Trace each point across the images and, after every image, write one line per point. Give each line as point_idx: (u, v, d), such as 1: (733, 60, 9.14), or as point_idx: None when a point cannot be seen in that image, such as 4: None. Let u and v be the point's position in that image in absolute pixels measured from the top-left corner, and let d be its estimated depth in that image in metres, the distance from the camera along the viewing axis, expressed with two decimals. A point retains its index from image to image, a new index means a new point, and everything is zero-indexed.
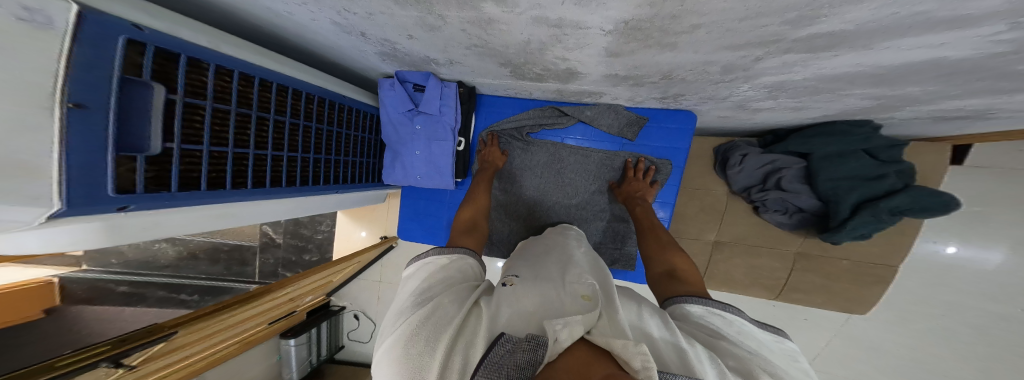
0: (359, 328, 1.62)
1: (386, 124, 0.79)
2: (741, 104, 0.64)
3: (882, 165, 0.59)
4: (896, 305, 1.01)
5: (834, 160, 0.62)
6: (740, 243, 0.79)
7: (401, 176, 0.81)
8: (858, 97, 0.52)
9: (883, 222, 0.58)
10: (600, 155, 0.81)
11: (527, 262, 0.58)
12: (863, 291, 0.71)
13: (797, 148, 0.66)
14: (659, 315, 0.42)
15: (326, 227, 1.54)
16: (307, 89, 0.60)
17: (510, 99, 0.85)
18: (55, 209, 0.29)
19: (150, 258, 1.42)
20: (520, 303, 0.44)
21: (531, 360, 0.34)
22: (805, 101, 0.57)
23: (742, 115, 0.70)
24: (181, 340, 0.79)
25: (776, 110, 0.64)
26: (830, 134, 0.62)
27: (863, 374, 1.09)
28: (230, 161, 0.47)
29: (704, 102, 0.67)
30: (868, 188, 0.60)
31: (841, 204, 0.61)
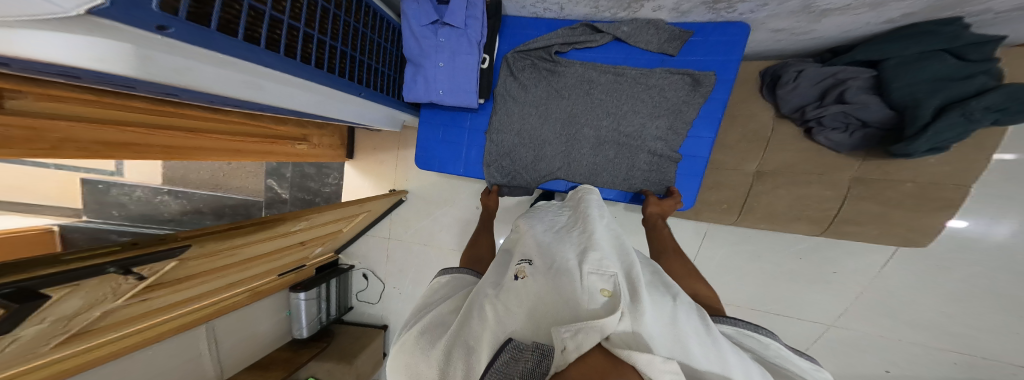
0: (368, 288, 1.57)
1: (406, 37, 0.71)
2: (808, 4, 0.54)
3: (971, 64, 0.51)
4: (940, 258, 0.93)
5: (912, 65, 0.55)
6: (785, 172, 0.75)
7: (423, 92, 0.75)
8: None
9: (974, 123, 0.50)
10: (635, 74, 0.72)
11: (545, 245, 0.51)
12: (925, 216, 0.66)
13: (868, 56, 0.62)
14: (698, 324, 0.36)
15: (334, 180, 1.48)
16: None
17: (538, 19, 0.77)
18: (98, 4, 0.22)
19: (154, 212, 1.37)
20: (530, 307, 0.40)
21: (539, 370, 0.31)
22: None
23: (802, 24, 0.62)
24: (194, 267, 0.73)
25: (850, 11, 0.55)
26: (910, 37, 0.57)
27: (893, 330, 1.05)
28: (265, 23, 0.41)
29: (763, 5, 0.57)
30: (953, 88, 0.51)
31: (921, 109, 0.53)
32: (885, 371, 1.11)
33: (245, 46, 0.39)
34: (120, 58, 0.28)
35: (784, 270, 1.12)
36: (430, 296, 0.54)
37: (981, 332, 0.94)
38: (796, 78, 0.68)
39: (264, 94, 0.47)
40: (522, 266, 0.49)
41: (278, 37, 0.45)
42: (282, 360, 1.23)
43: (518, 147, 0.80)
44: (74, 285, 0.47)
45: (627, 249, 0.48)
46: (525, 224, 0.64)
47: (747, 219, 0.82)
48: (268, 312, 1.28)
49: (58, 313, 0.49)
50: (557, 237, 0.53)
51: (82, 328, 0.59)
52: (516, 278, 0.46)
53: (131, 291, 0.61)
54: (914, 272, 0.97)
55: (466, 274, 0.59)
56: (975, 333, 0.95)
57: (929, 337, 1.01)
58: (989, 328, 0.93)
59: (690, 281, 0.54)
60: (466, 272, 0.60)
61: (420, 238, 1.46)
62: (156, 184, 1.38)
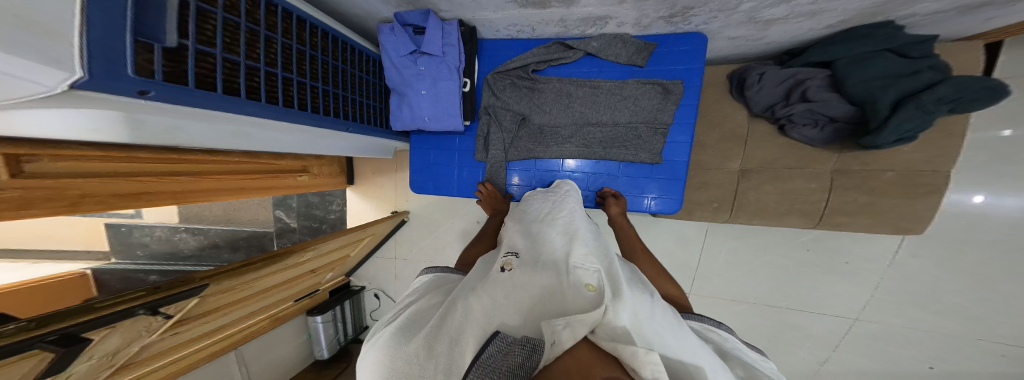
0: (381, 308, 1.59)
1: (388, 69, 0.75)
2: (753, 15, 0.58)
3: (912, 62, 0.55)
4: (958, 241, 0.88)
5: (859, 64, 0.59)
6: (768, 168, 0.76)
7: (409, 119, 0.79)
8: None
9: (932, 114, 0.52)
10: (610, 85, 0.74)
11: (532, 240, 0.52)
12: (914, 203, 0.66)
13: (818, 58, 0.65)
14: (670, 316, 0.36)
15: (337, 207, 1.54)
16: (312, 20, 0.57)
17: (512, 40, 0.80)
18: (78, 78, 0.25)
19: (174, 249, 1.44)
20: (519, 298, 0.40)
21: (527, 364, 0.30)
22: (817, 2, 0.51)
23: (755, 32, 0.65)
24: (215, 301, 0.77)
25: (790, 20, 0.59)
26: (849, 40, 0.61)
27: (921, 321, 1.00)
28: (242, 72, 0.43)
29: (715, 17, 0.60)
30: (904, 83, 0.54)
31: (879, 103, 0.56)
32: (931, 368, 1.03)
33: (226, 98, 0.41)
34: (111, 127, 0.34)
35: (795, 264, 1.09)
36: (409, 296, 0.53)
37: (1010, 317, 0.90)
38: (760, 80, 0.70)
39: (251, 141, 0.53)
40: (508, 258, 0.49)
41: (258, 83, 0.47)
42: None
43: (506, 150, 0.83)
44: (110, 327, 0.50)
45: (609, 248, 0.50)
46: (514, 220, 0.65)
47: (741, 213, 0.81)
48: (291, 335, 1.32)
49: (102, 351, 0.54)
50: (541, 229, 0.55)
51: (126, 360, 0.64)
52: (502, 270, 0.46)
53: (163, 327, 0.65)
54: (927, 258, 0.93)
55: (445, 273, 0.59)
56: (1008, 319, 0.90)
57: (957, 325, 0.96)
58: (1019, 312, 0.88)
59: (663, 284, 0.56)
60: (444, 271, 0.60)
61: (423, 257, 1.49)
62: (173, 223, 1.44)
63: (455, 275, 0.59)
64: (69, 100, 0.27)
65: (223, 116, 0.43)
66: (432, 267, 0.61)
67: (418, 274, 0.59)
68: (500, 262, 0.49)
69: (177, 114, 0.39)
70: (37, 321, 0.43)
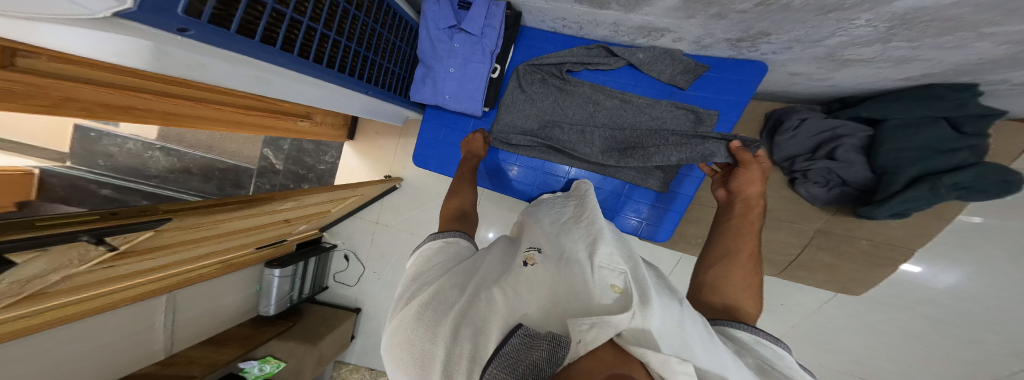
0: (348, 270, 1.60)
1: (422, 38, 0.71)
2: (833, 52, 0.52)
3: (957, 139, 0.55)
4: (892, 306, 0.99)
5: (908, 130, 0.58)
6: (761, 216, 0.83)
7: (429, 95, 0.76)
8: (993, 43, 0.39)
9: (939, 198, 0.56)
10: (642, 102, 0.74)
11: (553, 237, 0.55)
12: (873, 269, 0.79)
13: (872, 113, 0.62)
14: (701, 324, 0.38)
15: (330, 159, 1.48)
16: None
17: (555, 34, 0.78)
18: (126, 9, 0.21)
19: (141, 166, 1.32)
20: (542, 292, 0.42)
21: (550, 358, 0.30)
22: (920, 47, 0.44)
23: (822, 72, 0.61)
24: (169, 238, 0.73)
25: (874, 63, 0.53)
26: (916, 98, 0.56)
27: (815, 362, 1.14)
28: (287, 22, 0.40)
29: (788, 48, 0.56)
30: (936, 161, 0.56)
31: (898, 176, 0.59)
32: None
33: (262, 47, 0.37)
34: (134, 54, 0.31)
35: None
36: (423, 267, 0.53)
37: (893, 373, 1.07)
38: (797, 126, 0.71)
39: (270, 89, 0.51)
40: (531, 253, 0.51)
41: (295, 36, 0.45)
42: (242, 336, 1.23)
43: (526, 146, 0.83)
44: (41, 250, 0.45)
45: (632, 248, 0.53)
46: (532, 216, 0.68)
47: None
48: (238, 285, 1.28)
49: (19, 275, 0.47)
50: (565, 228, 0.58)
51: (40, 290, 0.55)
52: (525, 265, 0.49)
53: (100, 258, 0.59)
54: (850, 314, 1.04)
55: (458, 238, 0.60)
56: (891, 375, 1.07)
57: (849, 371, 1.11)
58: (909, 372, 1.04)
59: (739, 295, 0.51)
60: (456, 236, 0.60)
61: (408, 226, 1.49)
62: (149, 138, 1.33)
63: (465, 243, 0.60)
64: (104, 24, 0.24)
65: (248, 61, 0.40)
66: (439, 233, 0.61)
67: (414, 249, 0.58)
68: (523, 256, 0.51)
69: (204, 50, 0.35)
70: None
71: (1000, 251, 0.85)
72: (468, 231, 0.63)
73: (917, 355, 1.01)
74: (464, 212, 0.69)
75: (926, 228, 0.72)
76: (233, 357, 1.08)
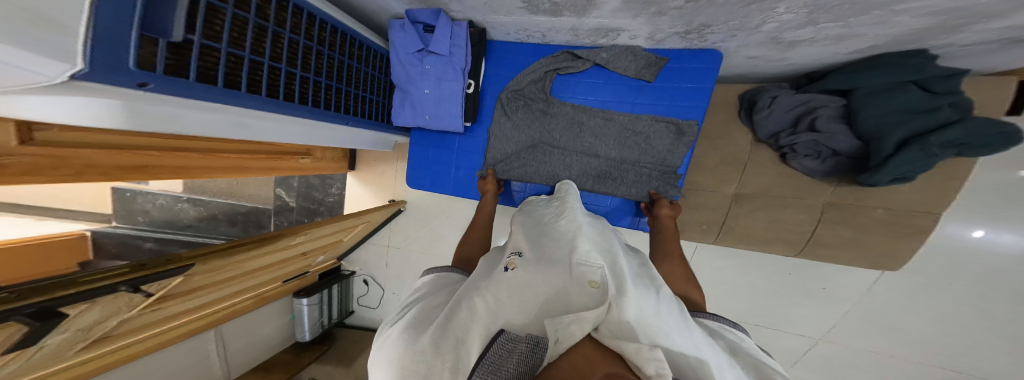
0: (369, 293, 1.63)
1: (394, 64, 0.76)
2: (775, 36, 0.54)
3: (935, 97, 0.51)
4: (951, 279, 0.87)
5: (880, 95, 0.56)
6: (763, 195, 0.78)
7: (409, 117, 0.81)
8: (913, 15, 0.42)
9: (936, 157, 0.52)
10: (614, 99, 0.76)
11: (535, 239, 0.54)
12: (900, 242, 0.71)
13: (838, 85, 0.62)
14: (679, 312, 0.37)
15: (337, 191, 1.54)
16: (324, 16, 0.58)
17: (522, 44, 0.81)
18: (79, 70, 0.26)
19: (174, 217, 1.44)
20: (523, 296, 0.41)
21: (530, 363, 0.30)
22: (849, 25, 0.47)
23: (775, 53, 0.62)
24: (200, 281, 0.77)
25: (818, 42, 0.54)
26: (874, 68, 0.57)
27: (881, 347, 1.01)
28: (246, 67, 0.46)
29: (733, 36, 0.58)
30: (916, 122, 0.52)
31: (886, 141, 0.55)
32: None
33: (226, 92, 0.43)
34: (109, 115, 0.36)
35: (775, 285, 1.07)
36: (416, 296, 0.53)
37: (984, 359, 0.91)
38: (771, 104, 0.69)
39: (252, 131, 0.55)
40: (512, 258, 0.50)
41: (260, 77, 0.49)
42: (284, 363, 1.28)
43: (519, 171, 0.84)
44: (91, 301, 0.49)
45: (613, 245, 0.52)
46: (518, 220, 0.68)
47: (726, 238, 0.86)
48: (276, 314, 1.33)
49: (79, 324, 0.52)
50: (550, 227, 0.58)
51: (103, 334, 0.62)
52: (507, 270, 0.47)
53: (145, 303, 0.64)
54: (902, 290, 0.93)
55: (451, 273, 0.58)
56: (980, 360, 0.92)
57: (921, 352, 0.98)
58: (1003, 355, 0.89)
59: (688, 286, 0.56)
60: (451, 270, 0.59)
61: (419, 246, 1.51)
62: (177, 191, 1.45)
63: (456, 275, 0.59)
64: (67, 88, 0.29)
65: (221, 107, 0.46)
66: (435, 267, 0.60)
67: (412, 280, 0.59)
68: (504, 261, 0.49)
69: (179, 103, 0.41)
70: (20, 293, 0.38)
71: None
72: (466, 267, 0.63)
73: (1010, 334, 0.86)
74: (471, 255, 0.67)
75: (941, 190, 0.65)
76: None
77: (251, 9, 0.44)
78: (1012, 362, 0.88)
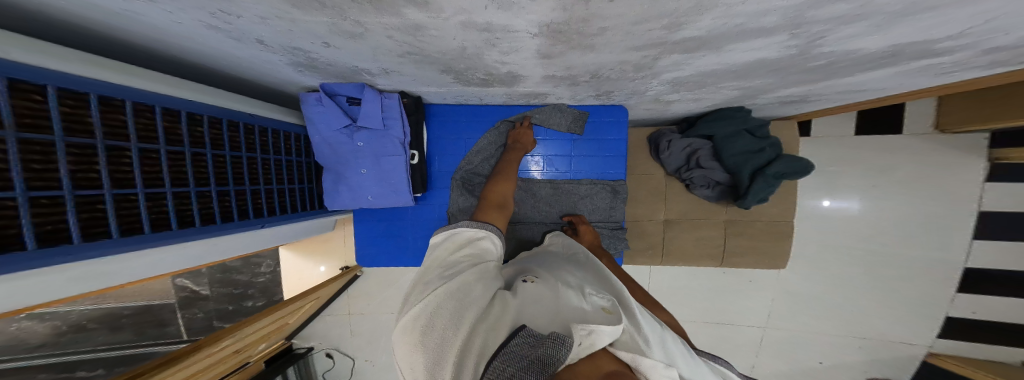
0: (336, 368, 1.41)
1: (318, 144, 0.71)
2: (658, 98, 0.68)
3: (759, 140, 0.74)
4: (823, 254, 1.14)
5: (729, 140, 0.74)
6: (684, 219, 0.90)
7: (348, 199, 0.76)
8: (731, 89, 0.61)
9: (772, 185, 0.71)
10: (552, 153, 0.82)
11: (547, 265, 0.52)
12: (779, 242, 0.87)
13: (703, 132, 0.78)
14: (682, 346, 0.39)
15: (267, 268, 1.33)
16: (208, 111, 0.51)
17: (462, 107, 0.83)
18: None
19: (14, 342, 1.01)
20: (545, 298, 0.38)
21: (555, 356, 0.27)
22: (696, 93, 0.64)
23: (661, 107, 0.75)
24: None
25: (683, 102, 0.70)
26: (719, 119, 0.76)
27: (808, 323, 1.18)
28: (111, 206, 0.38)
29: (630, 98, 0.70)
30: (755, 159, 0.73)
31: (741, 175, 0.74)
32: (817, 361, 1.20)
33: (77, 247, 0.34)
34: None
35: (718, 285, 1.20)
36: (445, 260, 0.45)
37: (878, 315, 1.13)
38: (669, 146, 0.81)
39: (127, 285, 0.41)
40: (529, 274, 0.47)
41: (139, 211, 0.42)
42: None
43: None
44: None
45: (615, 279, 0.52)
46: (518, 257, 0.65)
47: (669, 259, 0.94)
48: None
49: None
50: (555, 257, 0.57)
51: None
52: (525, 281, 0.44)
53: None
54: (801, 270, 1.16)
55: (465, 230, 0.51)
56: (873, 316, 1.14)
57: (834, 324, 1.17)
58: (882, 308, 1.12)
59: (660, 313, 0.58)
60: (490, 230, 0.52)
61: (384, 309, 1.40)
62: None
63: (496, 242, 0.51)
64: None
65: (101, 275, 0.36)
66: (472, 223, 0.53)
67: (443, 228, 0.51)
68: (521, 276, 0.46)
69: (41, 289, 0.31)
70: None
71: (857, 189, 1.08)
72: (500, 226, 0.57)
73: (874, 288, 1.12)
74: (503, 203, 0.64)
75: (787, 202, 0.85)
76: None
77: (101, 132, 0.37)
78: (877, 311, 1.13)
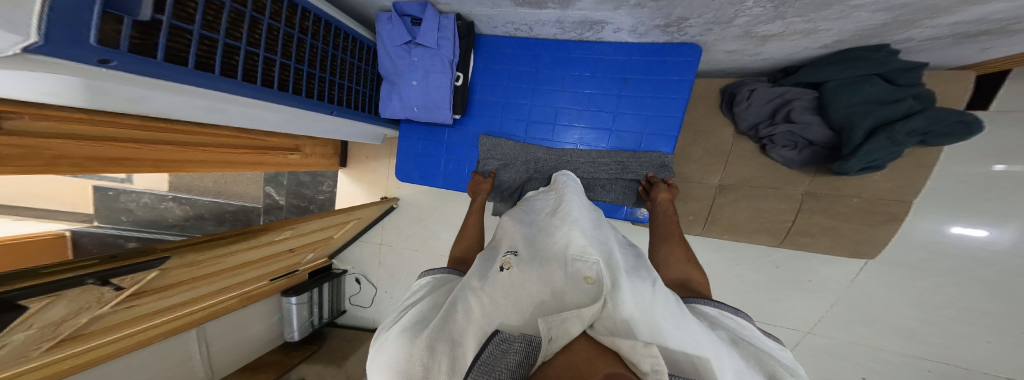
0: (361, 292, 1.60)
1: (382, 57, 0.77)
2: (748, 30, 0.57)
3: (898, 89, 0.57)
4: (933, 273, 0.89)
5: (847, 88, 0.60)
6: (745, 185, 0.81)
7: (398, 109, 0.81)
8: (869, 10, 0.45)
9: (900, 145, 0.56)
10: (601, 91, 0.77)
11: (532, 236, 0.47)
12: (875, 228, 0.74)
13: (809, 79, 0.67)
14: (677, 304, 0.33)
15: (328, 188, 1.53)
16: (305, 4, 0.58)
17: (512, 38, 0.81)
18: (34, 45, 0.24)
19: (158, 217, 1.40)
20: (518, 294, 0.35)
21: (524, 364, 0.26)
22: (813, 21, 0.50)
23: (750, 47, 0.65)
24: (179, 275, 0.74)
25: (787, 37, 0.58)
26: (842, 62, 0.61)
27: (865, 338, 1.04)
28: (219, 51, 0.44)
29: (709, 30, 0.61)
30: (883, 112, 0.56)
31: (854, 130, 0.59)
32: (862, 378, 1.08)
33: (199, 74, 0.42)
34: (69, 91, 0.36)
35: (764, 279, 1.09)
36: (412, 295, 0.46)
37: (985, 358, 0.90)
38: (749, 97, 0.73)
39: (228, 114, 0.56)
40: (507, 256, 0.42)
41: (236, 63, 0.48)
42: (272, 362, 1.26)
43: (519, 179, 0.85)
44: (54, 295, 0.46)
45: (610, 237, 0.46)
46: (511, 215, 0.59)
47: (712, 228, 0.88)
48: (262, 313, 1.30)
49: (44, 320, 0.49)
50: (546, 222, 0.50)
51: (71, 333, 0.59)
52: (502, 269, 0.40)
53: (115, 299, 0.61)
54: (883, 282, 0.96)
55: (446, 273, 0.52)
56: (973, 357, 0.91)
57: (907, 346, 0.99)
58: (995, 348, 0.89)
59: (685, 268, 0.55)
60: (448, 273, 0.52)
61: (412, 244, 1.50)
62: (162, 190, 1.41)
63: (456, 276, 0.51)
64: (21, 62, 0.27)
65: (195, 91, 0.46)
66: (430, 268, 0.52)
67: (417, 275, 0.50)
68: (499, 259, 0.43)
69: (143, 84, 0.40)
70: None
71: None
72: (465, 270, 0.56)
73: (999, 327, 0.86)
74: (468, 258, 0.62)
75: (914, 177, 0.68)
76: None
77: None
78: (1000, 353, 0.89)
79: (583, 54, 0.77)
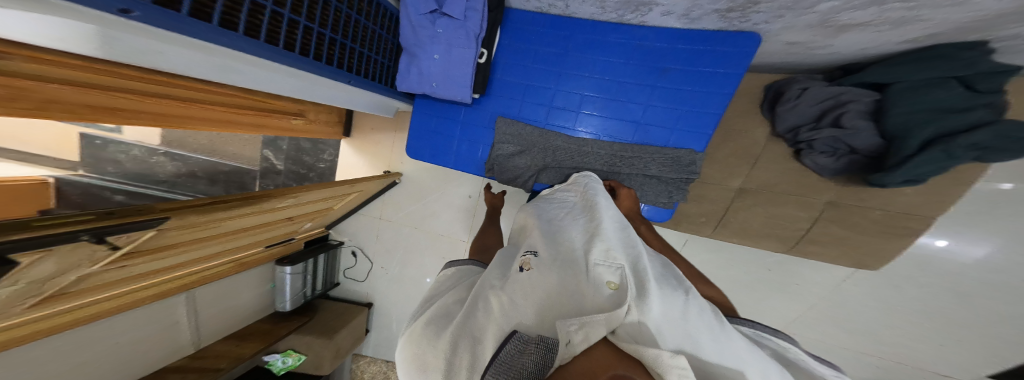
0: (356, 266, 1.62)
1: (404, 25, 0.71)
2: (828, 18, 0.52)
3: (975, 96, 0.53)
4: (911, 288, 0.94)
5: (917, 91, 0.57)
6: (767, 191, 0.86)
7: (416, 82, 0.76)
8: None
9: (954, 158, 0.54)
10: (634, 79, 0.74)
11: (550, 237, 0.48)
12: (886, 240, 0.80)
13: (877, 78, 0.63)
14: (705, 315, 0.32)
15: (329, 157, 1.48)
16: None
17: (543, 15, 0.76)
18: None
19: (147, 171, 1.34)
20: (538, 295, 0.36)
21: (541, 364, 0.26)
22: (919, 7, 0.44)
23: (823, 37, 0.60)
24: (175, 237, 0.71)
25: (872, 27, 0.53)
26: (924, 60, 0.57)
27: (834, 341, 1.11)
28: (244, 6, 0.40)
29: (778, 17, 0.56)
30: (946, 121, 0.54)
31: (909, 139, 0.57)
32: None
33: (221, 31, 0.37)
34: (74, 39, 0.31)
35: (752, 279, 1.14)
36: (435, 291, 0.48)
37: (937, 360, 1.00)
38: (800, 96, 0.72)
39: (241, 75, 0.52)
40: (526, 257, 0.43)
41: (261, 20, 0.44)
42: (262, 332, 1.25)
43: (534, 167, 0.82)
44: (46, 251, 0.43)
45: (636, 241, 0.45)
46: (528, 214, 0.60)
47: (723, 231, 0.96)
48: (255, 283, 1.31)
49: (31, 276, 0.47)
50: (566, 227, 0.51)
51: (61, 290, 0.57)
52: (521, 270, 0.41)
53: (110, 257, 0.58)
54: (865, 287, 1.00)
55: (471, 265, 0.54)
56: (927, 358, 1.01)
57: (869, 345, 1.06)
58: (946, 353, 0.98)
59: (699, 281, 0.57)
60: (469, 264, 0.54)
61: (412, 221, 1.50)
62: (154, 144, 1.34)
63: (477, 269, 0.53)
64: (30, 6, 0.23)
65: (210, 48, 0.41)
66: (456, 260, 0.55)
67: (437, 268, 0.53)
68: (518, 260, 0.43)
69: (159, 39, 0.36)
70: None
71: None
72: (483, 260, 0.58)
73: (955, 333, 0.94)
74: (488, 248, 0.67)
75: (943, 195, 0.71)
76: (253, 352, 1.11)
77: None
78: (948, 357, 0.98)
79: (619, 38, 0.73)
